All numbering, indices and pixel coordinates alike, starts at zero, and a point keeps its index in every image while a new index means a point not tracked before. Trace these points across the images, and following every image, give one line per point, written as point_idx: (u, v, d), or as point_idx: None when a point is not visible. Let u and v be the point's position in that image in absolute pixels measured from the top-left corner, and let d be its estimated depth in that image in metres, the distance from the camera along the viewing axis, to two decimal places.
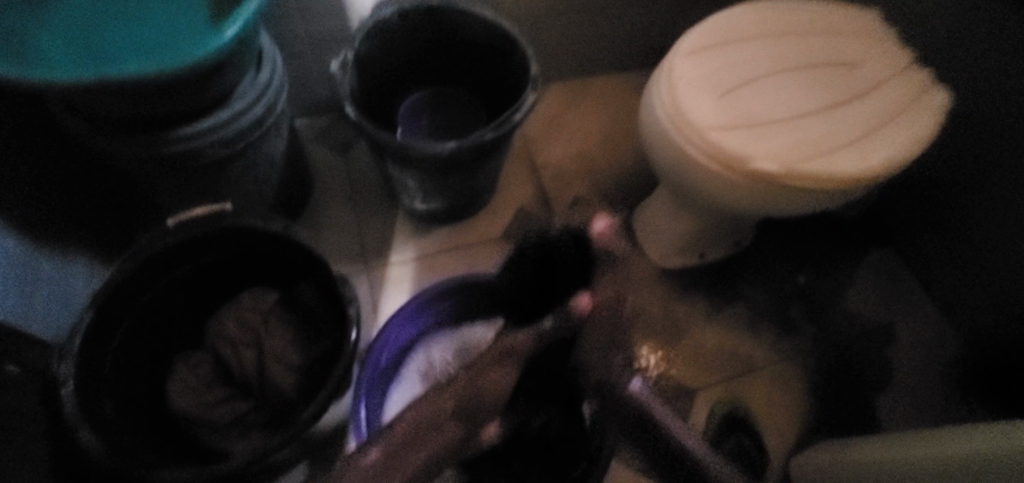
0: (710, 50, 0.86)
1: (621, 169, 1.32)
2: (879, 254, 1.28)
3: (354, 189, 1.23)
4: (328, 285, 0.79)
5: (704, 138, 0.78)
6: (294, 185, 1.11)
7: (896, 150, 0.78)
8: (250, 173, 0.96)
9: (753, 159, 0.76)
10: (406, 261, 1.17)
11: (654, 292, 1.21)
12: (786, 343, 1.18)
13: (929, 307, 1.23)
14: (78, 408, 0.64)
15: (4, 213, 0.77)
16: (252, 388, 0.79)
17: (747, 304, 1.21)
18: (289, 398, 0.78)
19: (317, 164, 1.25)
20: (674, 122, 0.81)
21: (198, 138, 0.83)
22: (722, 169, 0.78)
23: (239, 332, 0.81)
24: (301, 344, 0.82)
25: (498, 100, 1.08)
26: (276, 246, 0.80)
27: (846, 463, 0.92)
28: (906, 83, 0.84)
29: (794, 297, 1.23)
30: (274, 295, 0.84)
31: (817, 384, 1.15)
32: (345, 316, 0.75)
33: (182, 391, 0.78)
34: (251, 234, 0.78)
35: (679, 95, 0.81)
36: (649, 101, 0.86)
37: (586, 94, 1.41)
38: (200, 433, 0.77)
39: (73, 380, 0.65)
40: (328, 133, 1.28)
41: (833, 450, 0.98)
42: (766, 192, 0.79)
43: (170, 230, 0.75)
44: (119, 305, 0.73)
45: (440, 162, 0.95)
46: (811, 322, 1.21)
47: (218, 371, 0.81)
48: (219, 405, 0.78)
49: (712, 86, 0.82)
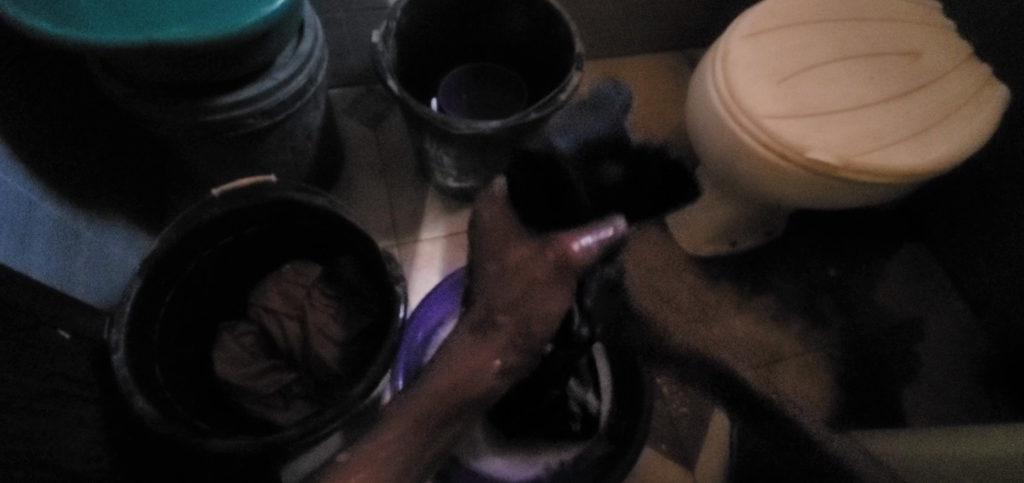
0: (766, 35, 0.84)
1: None
2: (911, 249, 1.27)
3: (386, 163, 1.22)
4: (371, 261, 0.79)
5: (760, 126, 0.77)
6: (328, 157, 1.10)
7: (954, 145, 0.76)
8: (289, 144, 0.95)
9: (809, 149, 0.75)
10: (437, 238, 1.16)
11: (684, 278, 1.21)
12: (814, 333, 1.18)
13: (959, 304, 1.22)
14: (130, 374, 0.64)
15: (50, 179, 0.77)
16: (296, 360, 0.80)
17: (777, 293, 1.21)
18: (332, 371, 0.78)
19: (349, 136, 1.24)
20: (729, 109, 0.79)
21: (241, 108, 0.82)
22: (777, 159, 0.77)
23: (283, 304, 0.82)
24: (342, 318, 0.82)
25: (538, 77, 1.06)
26: (320, 219, 0.79)
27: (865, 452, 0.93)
28: (967, 76, 0.82)
29: (824, 289, 1.22)
30: (317, 269, 0.84)
31: (843, 376, 1.15)
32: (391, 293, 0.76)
33: (227, 360, 0.79)
34: (295, 207, 0.78)
35: (735, 82, 0.79)
36: (701, 87, 0.84)
37: (621, 74, 1.38)
38: (245, 402, 0.78)
39: (124, 347, 0.65)
40: (360, 105, 1.26)
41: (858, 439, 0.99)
42: (819, 184, 0.78)
43: (216, 200, 0.74)
44: (166, 274, 0.73)
45: (481, 140, 0.94)
46: (840, 314, 1.20)
47: (262, 342, 0.82)
48: (263, 375, 0.79)
49: (768, 72, 0.80)
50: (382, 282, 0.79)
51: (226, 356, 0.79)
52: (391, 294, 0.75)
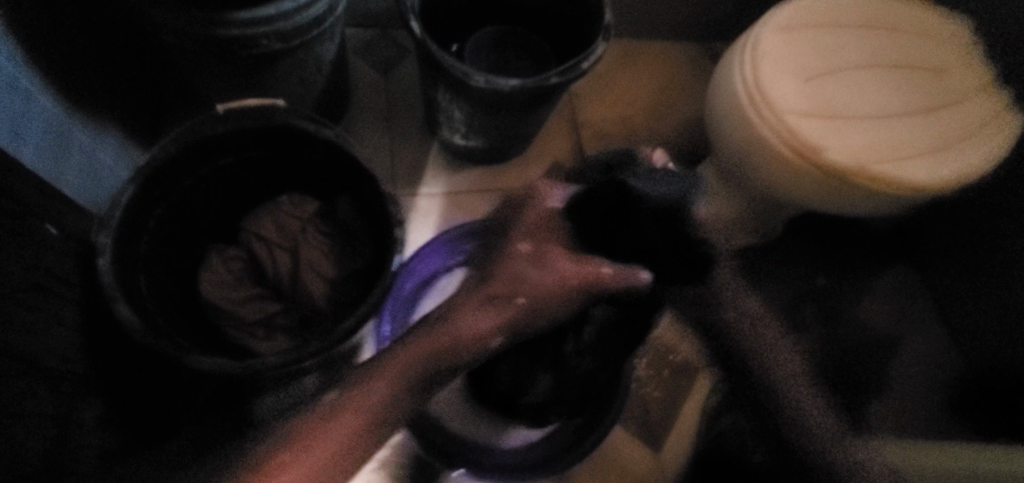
0: (798, 32, 0.83)
1: (664, 139, 1.30)
2: (900, 270, 1.29)
3: (393, 110, 1.20)
4: (371, 203, 0.77)
5: (782, 121, 0.76)
6: (336, 94, 1.07)
7: (965, 167, 0.76)
8: (299, 73, 0.92)
9: (826, 150, 0.75)
10: (434, 195, 1.15)
11: None
12: (793, 340, 1.20)
13: (938, 328, 1.24)
14: (114, 279, 0.63)
15: (45, 71, 0.74)
16: (283, 291, 0.79)
17: (763, 296, 1.22)
18: (319, 307, 0.77)
19: (358, 79, 1.21)
20: (753, 100, 0.78)
21: (257, 26, 0.79)
22: (793, 156, 0.76)
23: (276, 234, 0.80)
24: (335, 257, 0.80)
25: (563, 44, 1.04)
26: (323, 153, 0.77)
27: None
28: (989, 101, 0.82)
29: (810, 297, 1.24)
30: (314, 205, 0.82)
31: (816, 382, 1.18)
32: (388, 237, 0.74)
33: (214, 282, 0.78)
34: (301, 137, 0.76)
35: (762, 74, 0.79)
36: (726, 76, 0.84)
37: (641, 56, 1.36)
38: (225, 327, 0.76)
39: (111, 250, 0.64)
40: (374, 47, 1.23)
41: None
42: (827, 187, 0.78)
43: (220, 117, 0.71)
44: (161, 186, 0.71)
45: (496, 97, 0.92)
46: (823, 323, 1.22)
47: (251, 269, 0.80)
48: (248, 303, 0.78)
49: (796, 70, 0.80)
50: (379, 225, 0.77)
51: (213, 277, 0.77)
52: (388, 237, 0.74)
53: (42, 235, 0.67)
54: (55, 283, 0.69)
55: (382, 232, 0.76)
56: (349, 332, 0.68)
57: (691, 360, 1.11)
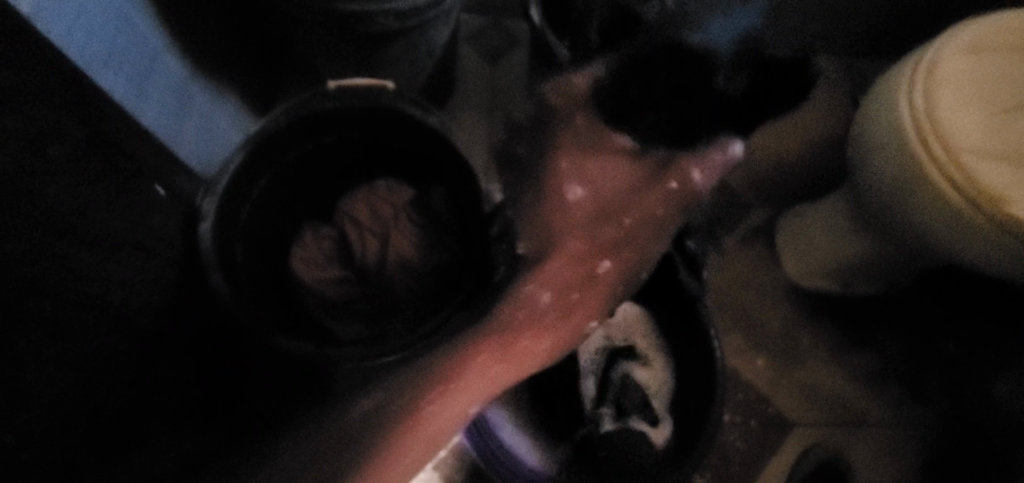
0: (987, 57, 0.70)
1: None
2: None
3: (494, 101, 1.16)
4: (467, 197, 0.74)
5: (957, 163, 0.64)
6: (441, 80, 1.05)
7: None
8: (410, 56, 0.90)
9: (1009, 204, 0.62)
10: None
11: (777, 307, 1.09)
12: (907, 410, 1.04)
13: None
14: (213, 247, 0.64)
15: (175, 35, 0.76)
16: (368, 277, 0.77)
17: (879, 353, 1.07)
18: (400, 298, 0.75)
19: (464, 66, 1.18)
20: (922, 132, 0.66)
21: (380, 4, 0.77)
22: (965, 207, 0.64)
23: (369, 218, 0.78)
24: (424, 248, 0.77)
25: None
26: (425, 142, 0.74)
27: None
28: None
29: (935, 364, 1.07)
30: (409, 193, 0.79)
31: (931, 464, 1.02)
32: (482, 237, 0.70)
33: (304, 258, 0.77)
34: (406, 122, 0.73)
35: (938, 102, 0.66)
36: (886, 97, 0.72)
37: None
38: (310, 305, 0.76)
39: (212, 218, 0.64)
40: (483, 35, 1.20)
41: None
42: (1004, 248, 0.65)
43: (330, 94, 0.70)
44: (267, 159, 0.71)
45: None
46: (947, 396, 1.05)
47: (339, 248, 0.79)
48: (334, 284, 0.77)
49: (980, 102, 0.67)
50: (472, 221, 0.73)
51: (303, 254, 0.77)
52: (482, 236, 0.70)
53: (154, 194, 0.69)
54: (159, 241, 0.71)
55: (476, 230, 0.72)
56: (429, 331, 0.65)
57: (786, 414, 1.02)
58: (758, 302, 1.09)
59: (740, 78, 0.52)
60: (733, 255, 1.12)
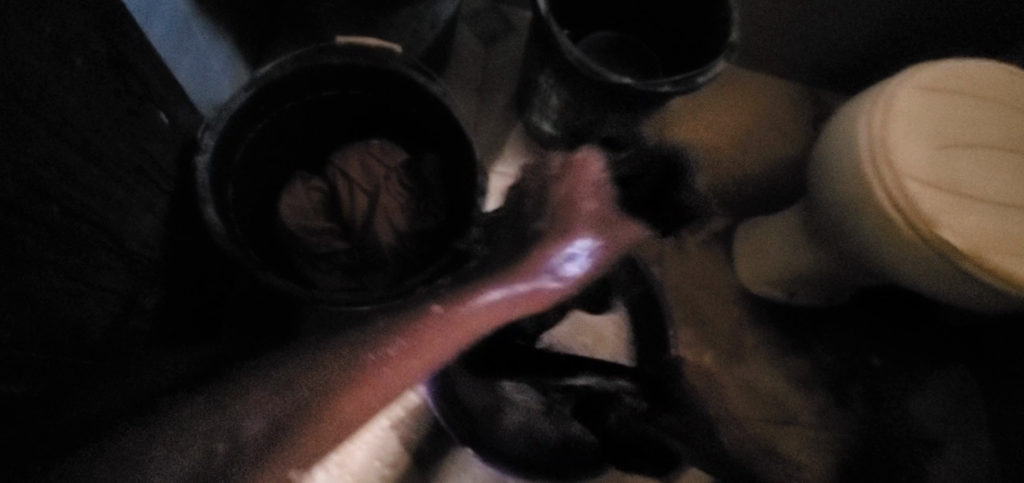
0: (942, 96, 0.78)
1: (745, 176, 1.27)
2: (960, 371, 1.22)
3: (486, 85, 1.20)
4: (458, 166, 0.77)
5: (903, 187, 0.71)
6: (439, 55, 1.07)
7: None
8: (414, 25, 0.92)
9: (943, 226, 0.70)
10: (508, 176, 1.14)
11: (728, 310, 1.17)
12: (832, 413, 1.14)
13: (986, 441, 1.17)
14: (208, 180, 0.65)
15: None
16: (352, 231, 0.79)
17: (813, 360, 1.17)
18: (383, 256, 0.78)
19: (460, 46, 1.21)
20: (873, 156, 0.74)
21: None
22: (904, 226, 0.71)
23: (359, 175, 0.80)
24: (410, 210, 0.80)
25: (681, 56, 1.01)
26: (425, 108, 0.77)
27: None
28: None
29: (860, 374, 1.18)
30: (401, 156, 0.82)
31: (849, 463, 1.12)
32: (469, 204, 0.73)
33: (292, 206, 0.78)
34: (407, 86, 0.75)
35: (893, 131, 0.74)
36: (850, 121, 0.79)
37: (739, 88, 1.33)
38: (292, 253, 0.77)
39: (210, 152, 0.65)
40: (481, 17, 1.23)
41: None
42: (935, 269, 0.73)
43: (339, 48, 0.72)
44: (268, 103, 0.72)
45: (600, 90, 0.89)
46: (868, 404, 1.16)
47: (326, 202, 0.80)
48: (318, 235, 0.78)
49: (931, 135, 0.74)
50: (460, 189, 0.77)
51: (291, 203, 0.78)
52: (469, 203, 0.73)
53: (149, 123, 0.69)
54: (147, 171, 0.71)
55: (463, 196, 0.75)
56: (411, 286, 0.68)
57: (726, 407, 1.10)
58: (712, 302, 1.17)
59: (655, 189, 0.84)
60: (694, 258, 1.20)
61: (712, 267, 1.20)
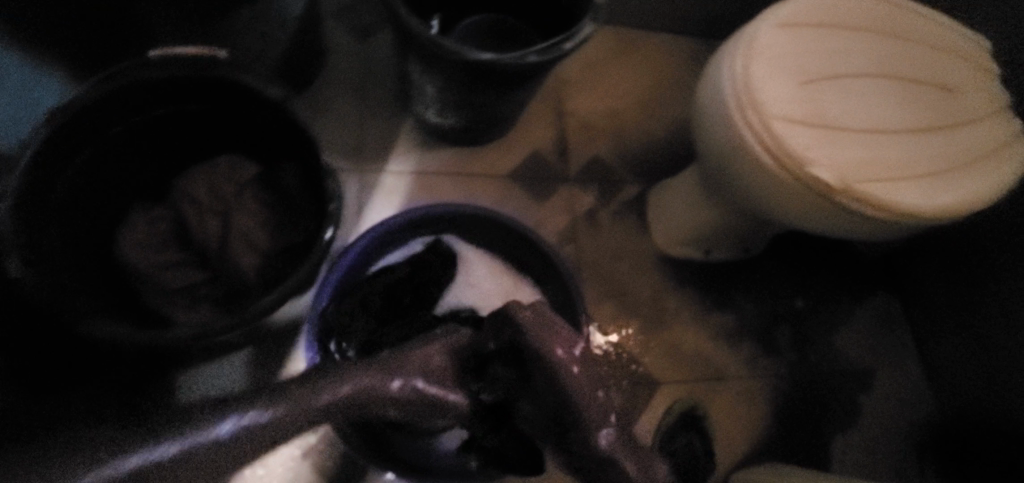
0: (804, 31, 0.76)
1: (651, 136, 1.25)
2: (882, 299, 1.23)
3: (366, 81, 1.13)
4: (314, 173, 0.72)
5: (769, 129, 0.70)
6: (304, 58, 1.00)
7: (964, 197, 0.70)
8: (259, 26, 0.85)
9: (812, 163, 0.69)
10: (403, 173, 1.09)
11: (648, 276, 1.15)
12: (762, 361, 1.14)
13: (913, 364, 1.19)
14: (12, 230, 0.57)
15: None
16: (209, 259, 0.73)
17: (738, 313, 1.16)
18: (246, 281, 0.72)
19: (334, 44, 1.14)
20: (741, 101, 0.72)
21: None
22: (777, 167, 0.70)
23: (206, 197, 0.74)
24: (274, 227, 0.74)
25: (553, 24, 0.97)
26: (266, 115, 0.71)
27: None
28: (997, 129, 0.76)
29: (785, 319, 1.18)
30: (252, 169, 0.76)
31: (781, 409, 1.12)
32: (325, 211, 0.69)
33: (135, 243, 0.72)
34: (242, 94, 0.69)
35: (755, 72, 0.72)
36: (716, 68, 0.77)
37: (632, 49, 1.31)
38: (144, 292, 0.71)
39: (12, 198, 0.58)
40: (352, 10, 1.16)
41: (779, 475, 0.95)
42: (812, 207, 0.72)
43: (153, 62, 0.64)
44: (81, 134, 0.64)
45: (467, 72, 0.84)
46: (795, 347, 1.17)
47: (177, 233, 0.75)
48: (172, 269, 0.72)
49: (793, 72, 0.73)
50: (319, 197, 0.71)
51: (135, 239, 0.72)
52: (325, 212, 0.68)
53: None
54: None
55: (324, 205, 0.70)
56: (267, 310, 0.64)
57: (654, 374, 1.09)
58: (631, 271, 1.15)
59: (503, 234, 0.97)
60: (608, 229, 1.17)
61: (628, 236, 1.17)
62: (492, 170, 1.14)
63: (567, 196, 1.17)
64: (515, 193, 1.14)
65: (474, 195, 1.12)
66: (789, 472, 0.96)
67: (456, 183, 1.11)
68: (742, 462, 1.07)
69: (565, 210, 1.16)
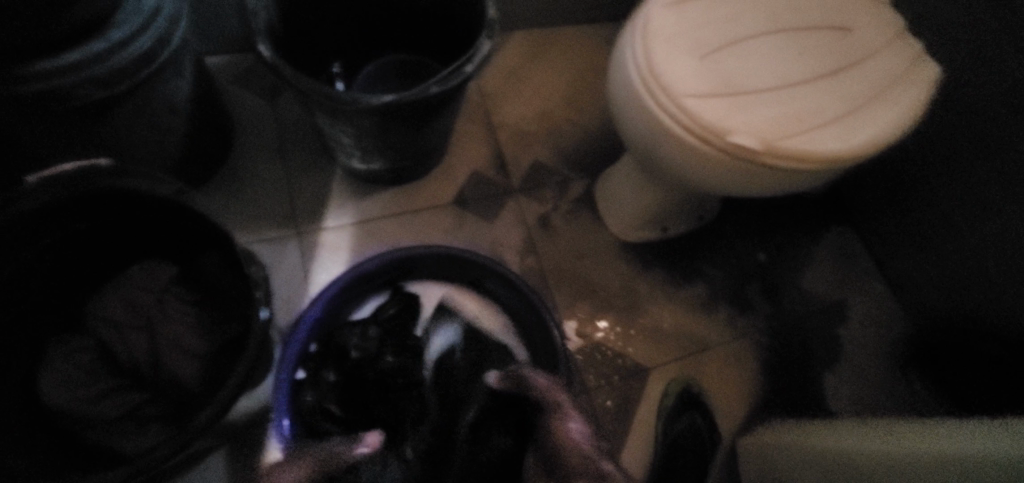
0: (695, 2, 0.76)
1: (584, 129, 1.24)
2: (838, 233, 1.26)
3: (283, 141, 1.08)
4: (236, 260, 0.68)
5: (681, 107, 0.69)
6: (208, 136, 0.95)
7: (880, 130, 0.71)
8: (144, 118, 0.80)
9: (731, 132, 0.68)
10: (342, 226, 1.04)
11: (613, 267, 1.14)
12: (741, 322, 1.15)
13: (880, 287, 1.21)
14: None
15: None
16: (147, 376, 0.70)
17: (708, 281, 1.17)
18: (189, 388, 0.68)
19: (241, 111, 1.09)
20: (648, 87, 0.71)
21: (67, 76, 0.67)
22: (698, 143, 0.70)
23: (128, 313, 0.71)
24: (206, 326, 0.72)
25: (452, 44, 0.94)
26: (171, 214, 0.68)
27: (789, 447, 0.88)
28: (897, 55, 0.77)
29: (752, 275, 1.19)
30: (171, 270, 0.73)
31: (770, 363, 1.12)
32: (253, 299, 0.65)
33: (58, 382, 0.68)
34: (135, 198, 0.66)
35: (655, 53, 0.71)
36: (619, 57, 0.76)
37: (547, 47, 1.30)
38: (83, 430, 0.67)
39: None
40: (252, 73, 1.12)
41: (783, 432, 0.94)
42: (744, 172, 0.72)
43: (27, 190, 0.60)
44: None
45: (375, 116, 0.81)
46: (768, 299, 1.17)
47: (104, 358, 0.71)
48: (105, 398, 0.69)
49: (693, 45, 0.73)
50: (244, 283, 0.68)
51: (58, 378, 0.68)
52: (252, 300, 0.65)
53: None
54: None
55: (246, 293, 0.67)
56: (213, 419, 0.59)
57: (640, 362, 1.07)
58: (595, 266, 1.13)
59: (460, 266, 0.93)
60: (564, 231, 1.15)
61: (584, 232, 1.15)
62: (435, 201, 1.11)
63: (515, 207, 1.15)
64: (464, 218, 1.11)
65: (422, 231, 1.08)
66: (791, 426, 0.95)
67: (402, 225, 1.07)
68: (745, 425, 1.06)
69: (517, 222, 1.13)
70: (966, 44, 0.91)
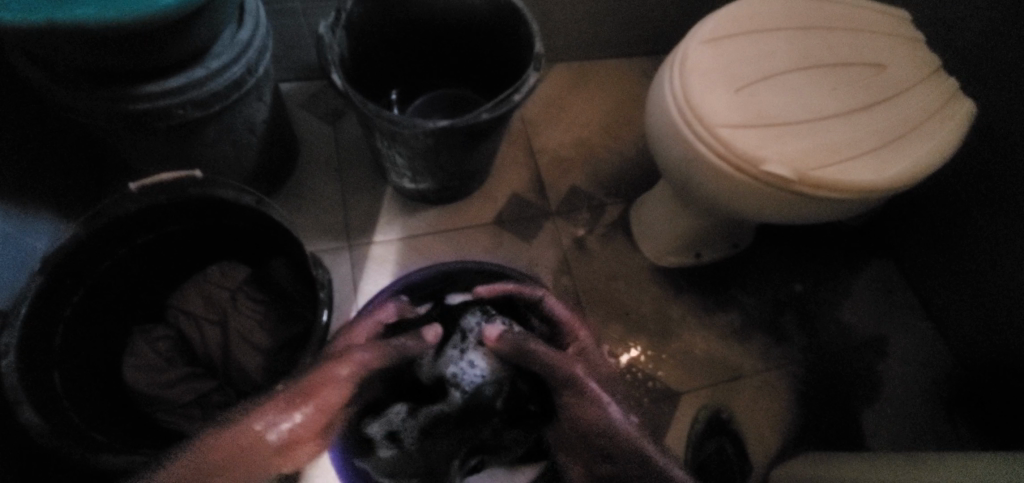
0: (732, 40, 0.81)
1: (621, 157, 1.29)
2: (878, 267, 1.25)
3: (341, 160, 1.17)
4: (302, 265, 0.76)
5: (717, 136, 0.73)
6: (277, 154, 1.05)
7: (913, 163, 0.73)
8: (227, 136, 0.90)
9: (765, 161, 0.72)
10: (390, 241, 1.11)
11: (647, 291, 1.17)
12: (775, 351, 1.15)
13: (921, 323, 1.20)
14: (20, 383, 0.60)
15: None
16: (216, 367, 0.77)
17: (742, 309, 1.17)
18: (253, 379, 0.75)
19: (305, 132, 1.19)
20: (686, 117, 0.76)
21: (170, 98, 0.77)
22: (733, 171, 0.74)
23: (204, 307, 0.79)
24: (271, 325, 0.79)
25: (499, 76, 1.02)
26: (249, 220, 0.76)
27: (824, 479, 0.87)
28: (932, 91, 0.79)
29: (788, 305, 1.19)
30: (243, 272, 0.81)
31: (805, 394, 1.12)
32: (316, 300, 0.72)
33: (139, 366, 0.76)
34: (220, 205, 0.74)
35: (692, 87, 0.76)
36: (658, 89, 0.81)
37: (587, 80, 1.37)
38: (156, 411, 0.74)
39: (15, 352, 0.60)
40: (317, 99, 1.22)
41: (816, 464, 0.93)
42: (777, 199, 0.75)
43: (133, 194, 0.69)
44: (74, 275, 0.68)
45: (429, 139, 0.88)
46: (803, 330, 1.17)
47: (180, 348, 0.79)
48: (179, 384, 0.76)
49: (729, 79, 0.77)
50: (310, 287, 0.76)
51: (139, 363, 0.76)
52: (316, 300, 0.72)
53: None
54: None
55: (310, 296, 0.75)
56: None
57: (672, 386, 1.09)
58: (629, 289, 1.16)
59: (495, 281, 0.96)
60: (599, 254, 1.19)
61: (618, 256, 1.19)
62: (477, 221, 1.17)
63: (553, 230, 1.19)
64: (503, 238, 1.17)
65: (464, 249, 1.14)
66: (825, 458, 0.95)
67: (446, 242, 1.14)
68: (778, 455, 1.05)
69: (553, 244, 1.18)
70: (1004, 84, 0.93)
